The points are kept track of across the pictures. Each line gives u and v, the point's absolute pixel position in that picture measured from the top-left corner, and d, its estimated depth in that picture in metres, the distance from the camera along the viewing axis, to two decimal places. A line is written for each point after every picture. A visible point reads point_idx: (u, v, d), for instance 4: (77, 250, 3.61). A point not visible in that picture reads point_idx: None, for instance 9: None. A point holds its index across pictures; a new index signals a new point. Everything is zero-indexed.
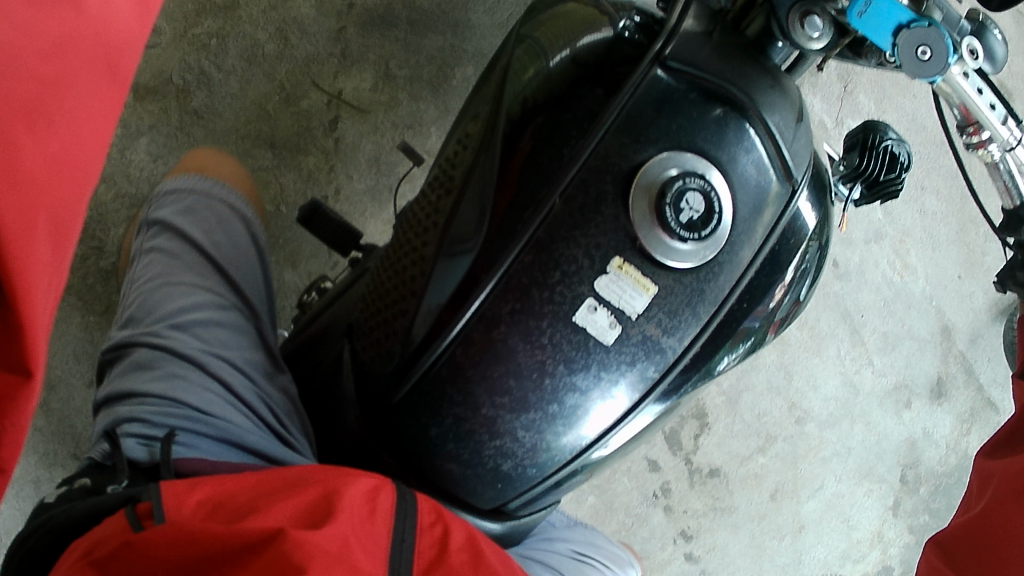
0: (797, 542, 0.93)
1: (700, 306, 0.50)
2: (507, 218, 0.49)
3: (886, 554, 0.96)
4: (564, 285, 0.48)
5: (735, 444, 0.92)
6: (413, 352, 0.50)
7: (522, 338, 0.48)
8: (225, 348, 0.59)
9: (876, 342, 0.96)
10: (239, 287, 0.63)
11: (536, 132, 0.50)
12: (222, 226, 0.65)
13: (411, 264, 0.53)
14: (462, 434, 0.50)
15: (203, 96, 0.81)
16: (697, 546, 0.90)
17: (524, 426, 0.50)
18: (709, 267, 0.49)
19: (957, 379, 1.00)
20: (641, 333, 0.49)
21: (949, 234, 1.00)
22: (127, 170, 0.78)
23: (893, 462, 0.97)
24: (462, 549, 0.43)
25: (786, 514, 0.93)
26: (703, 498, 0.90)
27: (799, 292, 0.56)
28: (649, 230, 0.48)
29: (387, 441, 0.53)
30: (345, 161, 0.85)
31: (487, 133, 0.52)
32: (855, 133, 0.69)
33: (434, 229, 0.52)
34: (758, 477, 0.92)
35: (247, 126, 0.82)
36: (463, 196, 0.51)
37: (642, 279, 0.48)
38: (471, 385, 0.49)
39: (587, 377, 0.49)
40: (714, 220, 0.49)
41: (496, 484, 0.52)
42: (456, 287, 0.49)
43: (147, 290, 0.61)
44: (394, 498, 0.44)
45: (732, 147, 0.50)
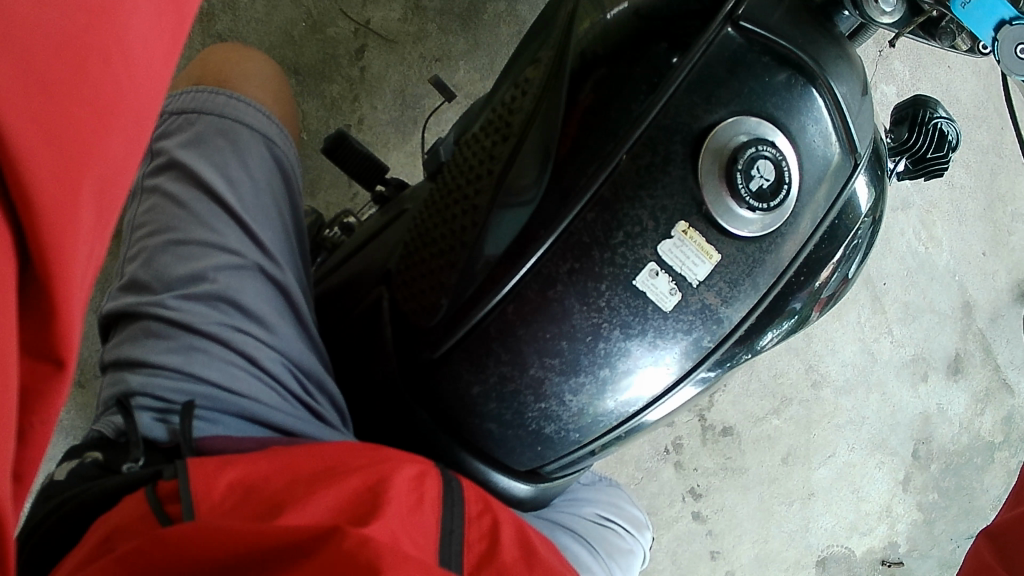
0: (806, 509, 0.94)
1: (760, 276, 0.48)
2: (567, 173, 0.47)
3: (893, 529, 0.98)
4: (627, 246, 0.46)
5: (750, 404, 0.92)
6: (461, 306, 0.49)
7: (578, 300, 0.47)
8: (246, 313, 0.54)
9: (897, 312, 0.96)
10: (258, 237, 0.55)
11: (598, 83, 0.48)
12: (235, 158, 0.56)
13: (462, 214, 0.51)
14: (506, 394, 0.49)
15: (228, 20, 0.77)
16: (705, 506, 0.91)
17: (571, 389, 0.49)
18: (772, 237, 0.48)
19: (975, 357, 1.00)
20: (700, 301, 0.47)
21: (976, 209, 0.99)
22: None
23: (906, 435, 0.97)
24: (512, 542, 0.41)
25: (796, 479, 0.93)
26: (714, 456, 0.91)
27: (847, 269, 0.55)
28: (716, 195, 0.46)
29: (425, 394, 0.52)
30: (370, 91, 0.82)
31: (548, 81, 0.50)
32: (903, 106, 0.64)
33: (488, 178, 0.50)
34: (770, 439, 0.93)
35: (271, 51, 0.79)
36: (522, 145, 0.50)
37: (707, 246, 0.47)
38: (520, 343, 0.48)
39: (642, 344, 0.48)
40: (784, 190, 0.47)
41: (535, 446, 0.52)
42: (512, 242, 0.47)
43: (154, 240, 0.55)
44: (440, 486, 0.43)
45: (801, 115, 0.48)
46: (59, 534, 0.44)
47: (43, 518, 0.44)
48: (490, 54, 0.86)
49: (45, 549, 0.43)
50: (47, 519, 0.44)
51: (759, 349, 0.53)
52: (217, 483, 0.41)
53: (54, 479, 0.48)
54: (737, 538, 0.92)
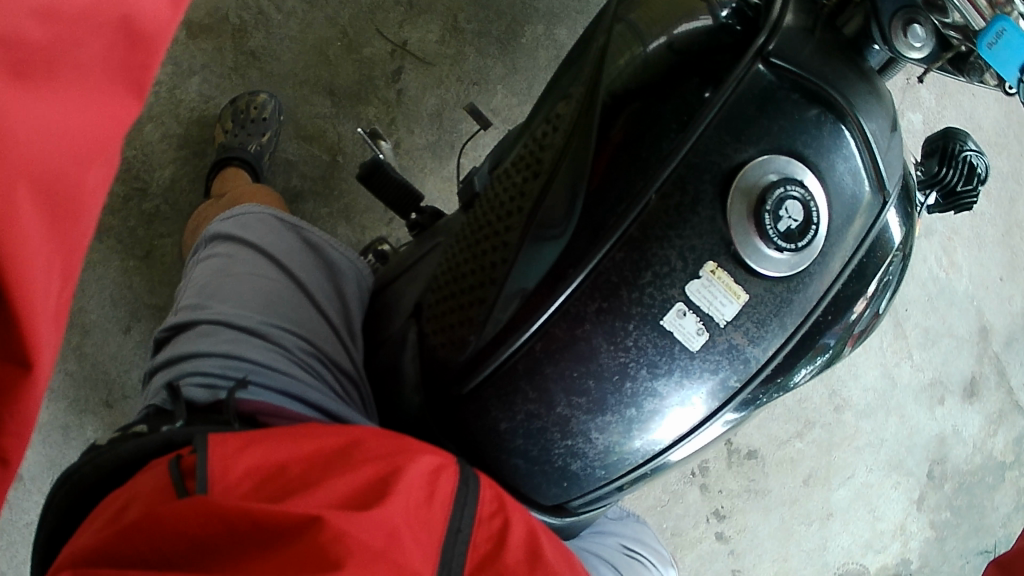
0: (824, 529, 0.96)
1: (788, 316, 0.49)
2: (598, 213, 0.48)
3: (906, 547, 0.99)
4: (654, 286, 0.47)
5: (774, 427, 0.94)
6: (486, 346, 0.50)
7: (605, 338, 0.48)
8: (282, 316, 0.57)
9: (917, 337, 0.98)
10: (290, 268, 0.60)
11: (629, 119, 0.49)
12: (266, 224, 0.62)
13: (492, 249, 0.52)
14: (533, 431, 0.51)
15: (260, 37, 0.81)
16: (729, 526, 0.94)
17: (597, 428, 0.50)
18: (801, 277, 0.49)
19: (989, 380, 1.01)
20: (727, 342, 0.48)
21: (995, 235, 1.01)
22: (178, 110, 0.79)
23: (921, 456, 0.99)
24: (522, 545, 0.37)
25: (816, 500, 0.96)
26: (739, 479, 0.94)
27: (879, 304, 0.56)
28: (745, 235, 0.46)
29: (451, 427, 0.52)
30: (405, 113, 0.86)
31: (580, 117, 0.51)
32: (934, 138, 0.65)
33: (520, 214, 0.52)
34: (793, 461, 0.95)
35: (306, 70, 0.83)
36: (552, 183, 0.51)
37: (737, 286, 0.47)
38: (547, 381, 0.49)
39: (669, 383, 0.49)
40: (810, 231, 0.48)
41: (561, 483, 0.53)
42: (543, 276, 0.48)
43: (201, 281, 0.58)
44: (456, 482, 0.38)
45: (830, 154, 0.49)
46: (81, 496, 0.43)
47: (77, 467, 0.43)
48: (528, 79, 0.90)
49: (80, 495, 0.43)
50: (82, 468, 0.43)
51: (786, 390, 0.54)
52: (236, 464, 0.36)
53: (95, 444, 0.46)
54: (757, 558, 0.94)
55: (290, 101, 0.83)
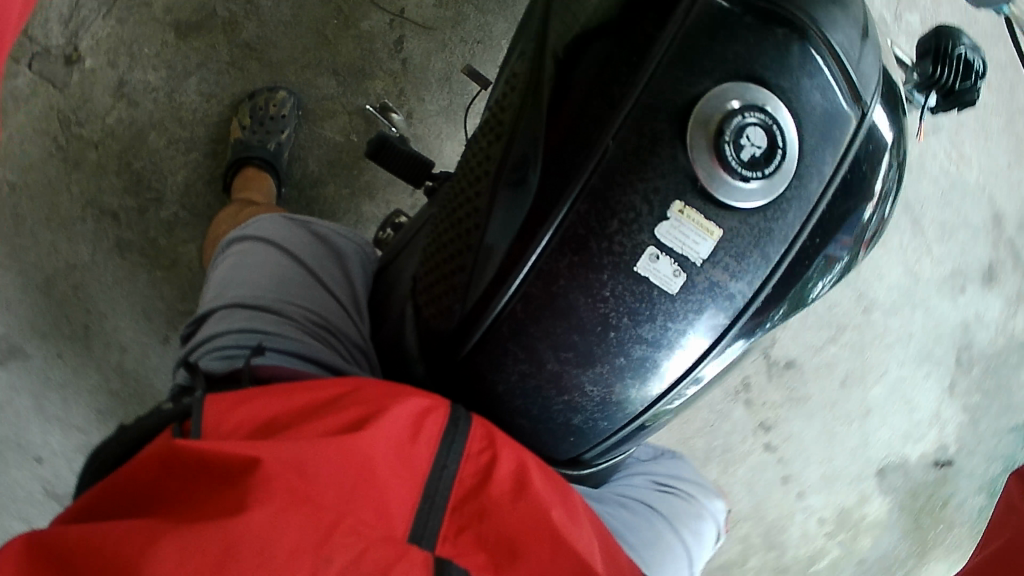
0: (864, 425, 0.99)
1: (769, 246, 0.50)
2: (563, 163, 0.50)
3: (943, 433, 1.02)
4: (623, 234, 0.49)
5: (809, 336, 0.96)
6: (473, 309, 0.52)
7: (582, 293, 0.50)
8: (291, 292, 0.61)
9: (935, 231, 0.97)
10: (296, 253, 0.65)
11: (590, 64, 0.50)
12: (274, 221, 0.68)
13: (467, 216, 0.55)
14: (529, 390, 0.53)
15: (254, 26, 0.86)
16: (775, 436, 0.97)
17: (591, 381, 0.52)
18: (777, 204, 0.50)
19: (1006, 264, 1.00)
20: (707, 279, 0.50)
21: (998, 124, 0.98)
22: (181, 113, 0.86)
23: (949, 345, 1.00)
24: (507, 479, 0.42)
25: (854, 399, 0.98)
26: (780, 389, 0.96)
27: (885, 209, 0.57)
28: (709, 168, 0.48)
29: (458, 393, 0.55)
30: (415, 81, 0.92)
31: (534, 73, 0.53)
32: (927, 40, 0.74)
33: (487, 175, 0.54)
34: (829, 365, 0.97)
35: (308, 54, 0.89)
36: (514, 139, 0.53)
37: (709, 221, 0.49)
38: (534, 340, 0.51)
39: (653, 327, 0.51)
40: (773, 159, 0.49)
41: (569, 437, 0.56)
42: (517, 233, 0.50)
43: (220, 274, 0.63)
44: (444, 423, 0.43)
45: (795, 73, 0.49)
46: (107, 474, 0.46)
47: (105, 445, 0.46)
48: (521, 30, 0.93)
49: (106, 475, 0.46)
50: (107, 445, 0.46)
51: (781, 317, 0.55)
52: (228, 419, 0.40)
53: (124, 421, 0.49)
54: (805, 464, 0.98)
55: (296, 85, 0.89)
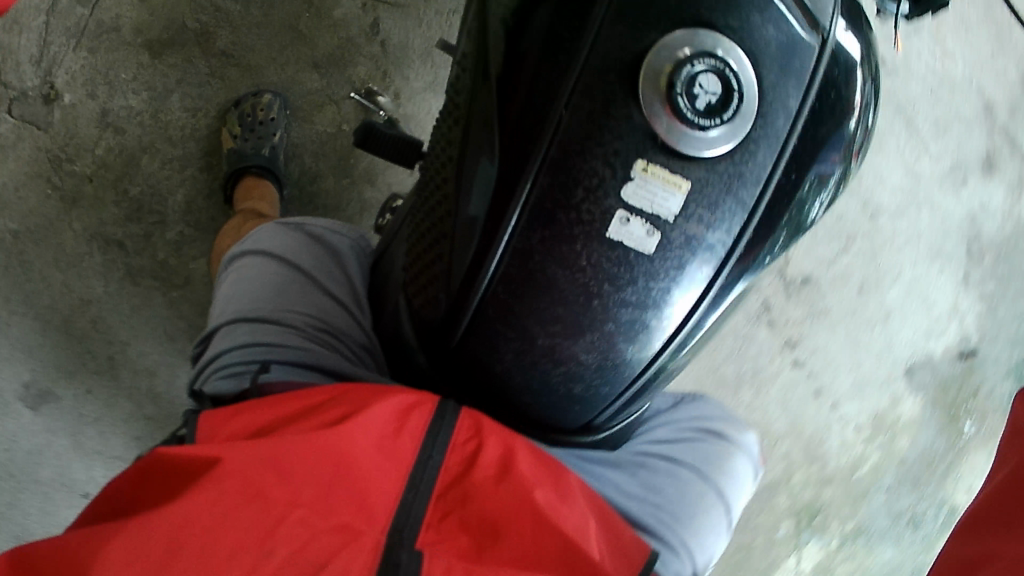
0: (887, 329, 1.00)
1: (743, 191, 0.52)
2: (518, 142, 0.51)
3: (964, 325, 1.03)
4: (589, 202, 0.50)
5: (821, 250, 0.96)
6: (457, 297, 0.54)
7: (559, 265, 0.51)
8: (291, 301, 0.65)
9: (930, 128, 0.97)
10: (292, 260, 0.68)
11: (535, 37, 0.51)
12: (270, 232, 0.71)
13: (439, 204, 0.57)
14: (527, 365, 0.55)
15: (225, 34, 0.91)
16: (802, 351, 0.98)
17: (585, 349, 0.54)
18: (743, 148, 0.51)
19: (1003, 152, 1.01)
20: (682, 235, 0.51)
21: (977, 14, 0.98)
22: (169, 132, 0.91)
23: (958, 238, 1.01)
24: (491, 465, 0.49)
25: (873, 305, 0.99)
26: (801, 305, 0.97)
27: (868, 118, 0.56)
28: (667, 123, 0.49)
29: (460, 376, 0.58)
30: (397, 62, 0.96)
31: (479, 53, 0.54)
32: None
33: (451, 163, 0.56)
34: (845, 276, 0.98)
35: (286, 51, 0.94)
36: (469, 123, 0.54)
37: (675, 175, 0.50)
38: (521, 318, 0.53)
39: (636, 289, 0.52)
40: (731, 102, 0.50)
41: (574, 405, 0.57)
42: (485, 219, 0.52)
43: (224, 292, 0.67)
44: (427, 416, 0.49)
45: (746, 10, 0.50)
46: None
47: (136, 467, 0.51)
48: None
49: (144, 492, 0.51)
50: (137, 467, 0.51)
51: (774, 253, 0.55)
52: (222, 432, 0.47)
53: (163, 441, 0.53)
54: (834, 374, 1.00)
55: (280, 84, 0.94)
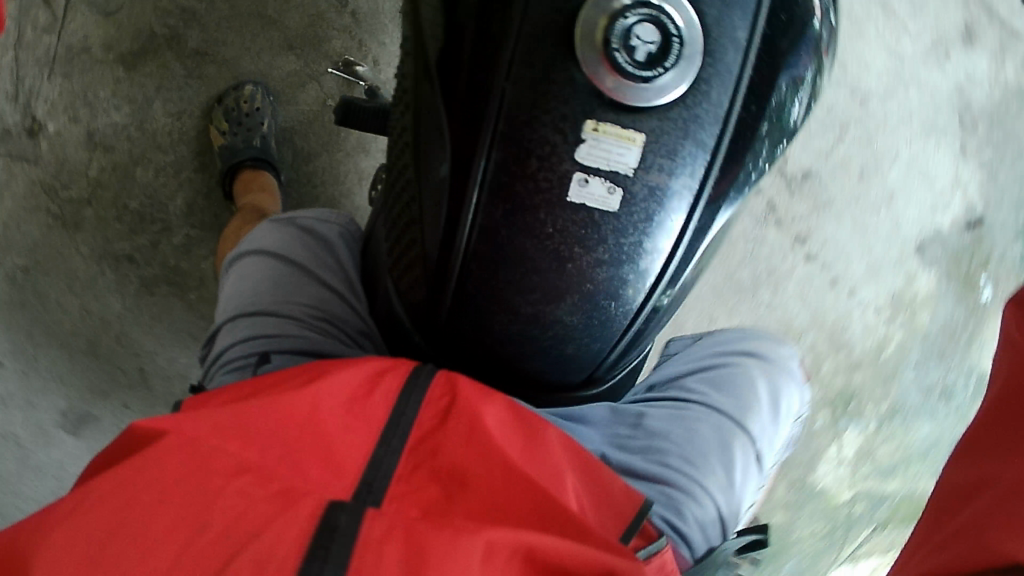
0: (892, 210, 1.03)
1: (701, 133, 0.57)
2: (463, 130, 0.57)
3: (967, 195, 1.05)
4: (545, 169, 0.56)
5: (818, 143, 1.01)
6: (438, 281, 0.61)
7: (527, 236, 0.57)
8: (286, 294, 0.73)
9: (906, 8, 1.00)
10: (285, 254, 0.75)
11: (467, 30, 0.57)
12: (265, 228, 0.78)
13: (409, 200, 0.64)
14: (518, 335, 0.61)
15: (194, 34, 1.04)
16: (813, 245, 1.03)
17: (569, 311, 0.59)
18: (692, 93, 0.56)
19: (981, 20, 1.02)
20: (645, 186, 0.56)
21: None
22: (157, 137, 1.05)
23: (951, 111, 1.03)
24: (463, 415, 0.52)
25: (876, 189, 1.02)
26: (806, 200, 1.02)
27: (830, 20, 0.62)
28: (612, 79, 0.54)
29: (458, 353, 0.63)
30: (369, 28, 1.06)
31: (420, 59, 0.61)
32: None
33: (410, 161, 0.63)
34: (845, 163, 1.01)
35: (260, 40, 1.05)
36: (420, 122, 0.61)
37: (626, 129, 0.56)
38: (504, 293, 0.59)
39: (607, 246, 0.57)
40: (670, 53, 0.55)
41: (571, 365, 0.63)
42: (448, 208, 0.59)
43: (228, 286, 0.76)
44: (398, 380, 0.54)
45: None
46: None
47: None
48: None
49: None
50: None
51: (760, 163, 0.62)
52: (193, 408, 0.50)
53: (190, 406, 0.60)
54: (847, 263, 1.03)
55: (257, 73, 1.06)
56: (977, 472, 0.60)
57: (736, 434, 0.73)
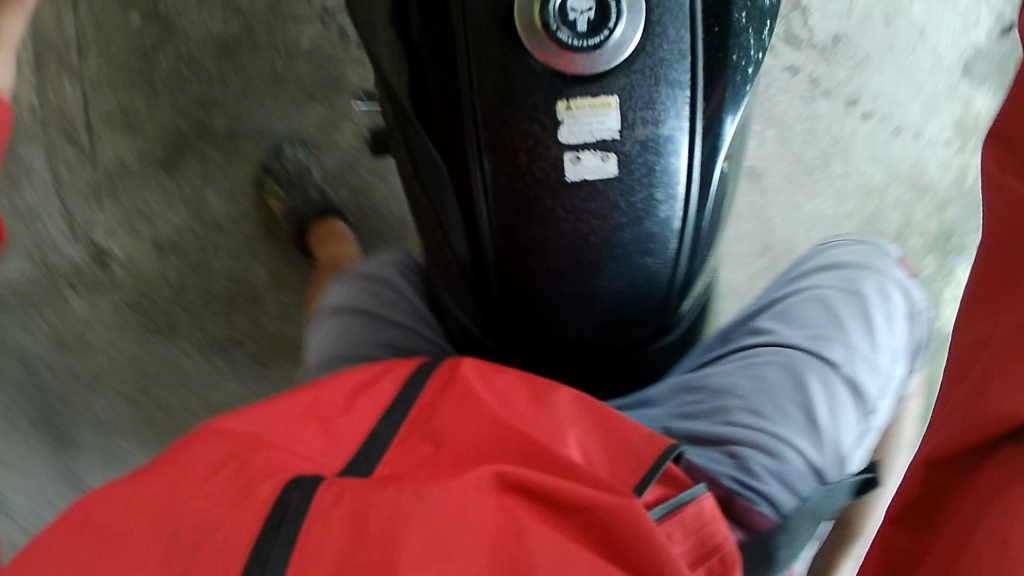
0: (926, 42, 1.16)
1: (672, 76, 0.74)
2: (455, 159, 0.75)
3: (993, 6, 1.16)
4: (538, 163, 0.73)
5: (837, 6, 1.15)
6: (481, 290, 0.78)
7: (545, 226, 0.74)
8: (364, 339, 0.88)
9: None
10: (357, 307, 0.90)
11: (433, 75, 0.76)
12: (339, 289, 0.94)
13: (440, 234, 0.81)
14: (564, 309, 0.76)
15: (221, 121, 1.17)
16: (865, 103, 1.16)
17: (609, 274, 0.75)
18: (647, 42, 0.73)
19: None
20: (637, 141, 0.73)
21: None
22: (220, 221, 1.17)
23: None
24: (456, 395, 0.62)
25: (905, 28, 1.16)
26: (844, 62, 1.16)
27: None
28: (567, 54, 0.72)
29: (523, 342, 0.79)
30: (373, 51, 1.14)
31: (408, 115, 0.78)
32: None
33: (426, 202, 0.80)
34: (868, 16, 1.15)
35: (272, 101, 1.17)
36: (425, 168, 0.79)
37: (597, 96, 0.73)
38: (541, 280, 0.75)
39: (620, 208, 0.74)
40: (608, 14, 0.72)
41: (635, 308, 0.78)
42: (467, 229, 0.76)
43: (316, 343, 0.91)
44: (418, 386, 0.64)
45: None
46: None
47: None
48: None
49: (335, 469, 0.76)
50: None
51: (750, 53, 0.78)
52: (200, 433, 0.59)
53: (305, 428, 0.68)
54: (904, 107, 1.17)
55: (293, 132, 1.17)
56: (971, 332, 0.60)
57: (810, 371, 0.81)
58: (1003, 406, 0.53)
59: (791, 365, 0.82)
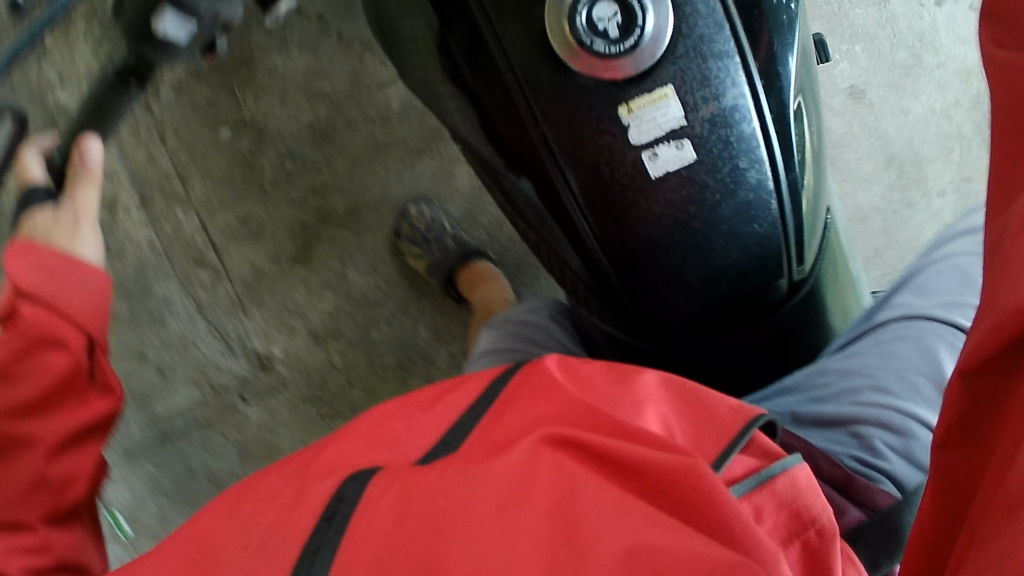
0: None
1: (721, 45, 0.71)
2: (537, 177, 0.75)
3: None
4: (616, 167, 0.71)
5: None
6: (602, 290, 0.79)
7: (642, 222, 0.73)
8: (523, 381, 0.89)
9: None
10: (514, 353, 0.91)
11: (489, 106, 0.75)
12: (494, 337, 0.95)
13: (549, 247, 0.82)
14: (682, 290, 0.76)
15: (343, 201, 1.19)
16: None
17: (722, 245, 0.74)
18: (684, 22, 0.70)
19: None
20: (707, 118, 0.71)
21: None
22: (362, 296, 1.22)
23: None
24: (549, 378, 0.63)
25: None
26: None
27: None
28: (605, 61, 0.69)
29: (653, 330, 0.80)
30: None
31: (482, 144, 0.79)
32: None
33: (525, 219, 0.82)
34: None
35: (372, 172, 1.19)
36: (512, 189, 0.79)
37: (654, 90, 0.70)
38: (654, 268, 0.75)
39: (712, 185, 0.72)
40: (632, 11, 0.68)
41: (751, 272, 0.77)
42: (572, 240, 0.77)
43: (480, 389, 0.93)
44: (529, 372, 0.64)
45: None
46: None
47: None
48: None
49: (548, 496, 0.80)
50: None
51: None
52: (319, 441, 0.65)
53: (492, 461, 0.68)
54: None
55: (408, 191, 1.21)
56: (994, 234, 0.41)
57: (940, 346, 0.81)
58: (1008, 303, 0.37)
59: (922, 338, 0.81)
